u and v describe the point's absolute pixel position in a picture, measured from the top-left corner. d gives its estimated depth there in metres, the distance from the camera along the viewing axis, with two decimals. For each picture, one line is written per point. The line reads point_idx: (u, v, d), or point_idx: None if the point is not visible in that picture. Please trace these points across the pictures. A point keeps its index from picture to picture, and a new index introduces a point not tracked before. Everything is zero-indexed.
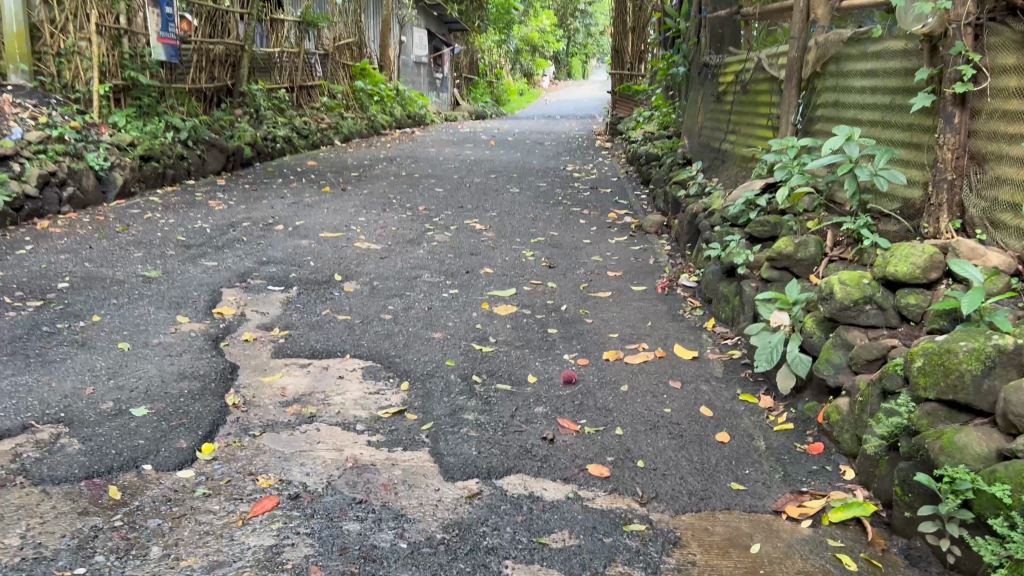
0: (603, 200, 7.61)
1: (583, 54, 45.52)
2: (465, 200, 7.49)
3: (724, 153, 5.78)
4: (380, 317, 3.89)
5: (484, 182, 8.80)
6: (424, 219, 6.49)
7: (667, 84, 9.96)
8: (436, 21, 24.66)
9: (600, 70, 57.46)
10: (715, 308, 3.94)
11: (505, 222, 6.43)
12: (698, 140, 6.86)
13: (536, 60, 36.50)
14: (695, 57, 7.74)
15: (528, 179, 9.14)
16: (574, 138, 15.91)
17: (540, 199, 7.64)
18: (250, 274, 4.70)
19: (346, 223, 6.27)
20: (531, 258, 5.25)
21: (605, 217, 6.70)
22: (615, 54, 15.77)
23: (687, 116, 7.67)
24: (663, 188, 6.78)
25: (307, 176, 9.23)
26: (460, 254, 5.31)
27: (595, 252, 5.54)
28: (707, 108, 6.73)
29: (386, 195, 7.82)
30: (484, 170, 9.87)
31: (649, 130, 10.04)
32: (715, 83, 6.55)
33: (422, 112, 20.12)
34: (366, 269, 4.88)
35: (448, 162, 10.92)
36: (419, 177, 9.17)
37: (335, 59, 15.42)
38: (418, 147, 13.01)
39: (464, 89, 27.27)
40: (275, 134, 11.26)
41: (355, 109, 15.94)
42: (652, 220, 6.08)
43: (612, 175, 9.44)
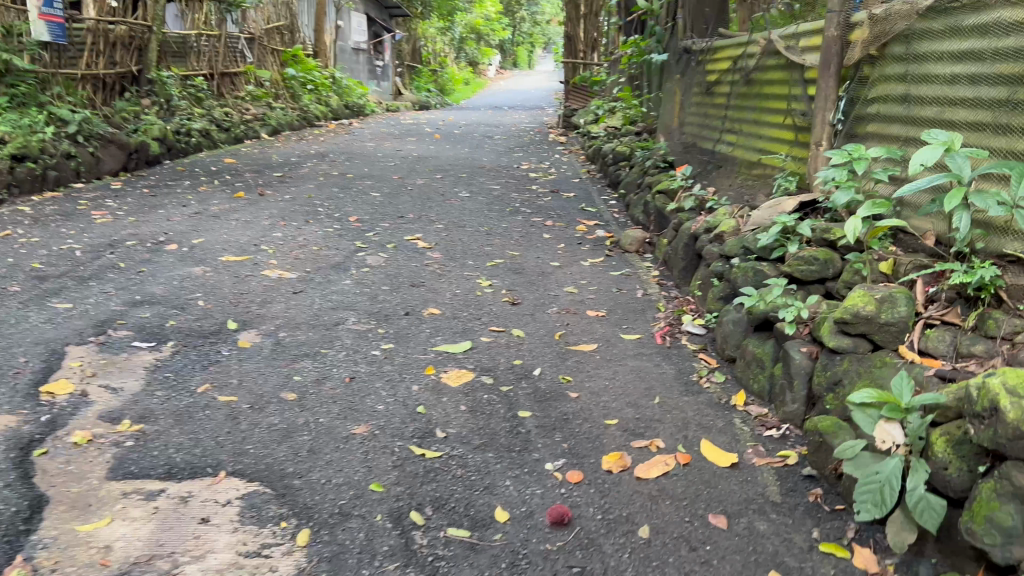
0: (567, 208, 6.56)
1: (529, 43, 44.41)
2: (405, 209, 6.35)
3: (722, 157, 4.77)
4: (280, 397, 2.76)
5: (427, 185, 7.67)
6: (356, 235, 5.36)
7: (631, 74, 8.95)
8: (375, 5, 23.28)
9: (546, 60, 56.47)
10: (743, 375, 2.93)
11: (454, 238, 5.32)
12: (680, 138, 5.87)
13: (482, 49, 35.38)
14: (671, 42, 6.74)
15: (478, 180, 8.04)
16: (526, 132, 14.88)
17: (494, 207, 6.56)
18: (113, 322, 3.52)
19: (257, 242, 5.10)
20: (488, 290, 4.16)
21: (573, 231, 5.65)
22: (568, 41, 14.74)
23: (663, 110, 6.66)
24: (641, 196, 5.75)
25: (221, 177, 7.97)
26: (397, 285, 4.20)
27: (567, 279, 4.48)
28: (691, 102, 5.73)
29: (312, 201, 6.65)
30: (428, 170, 8.73)
31: (612, 125, 9.01)
32: (702, 72, 5.55)
33: (361, 103, 18.79)
34: (273, 312, 3.74)
35: (388, 159, 9.75)
36: (354, 178, 8.01)
37: (262, 44, 14.04)
38: (355, 142, 11.80)
39: (406, 78, 26.02)
40: (190, 127, 9.92)
41: (285, 99, 14.60)
42: (632, 236, 5.04)
43: (573, 176, 8.39)
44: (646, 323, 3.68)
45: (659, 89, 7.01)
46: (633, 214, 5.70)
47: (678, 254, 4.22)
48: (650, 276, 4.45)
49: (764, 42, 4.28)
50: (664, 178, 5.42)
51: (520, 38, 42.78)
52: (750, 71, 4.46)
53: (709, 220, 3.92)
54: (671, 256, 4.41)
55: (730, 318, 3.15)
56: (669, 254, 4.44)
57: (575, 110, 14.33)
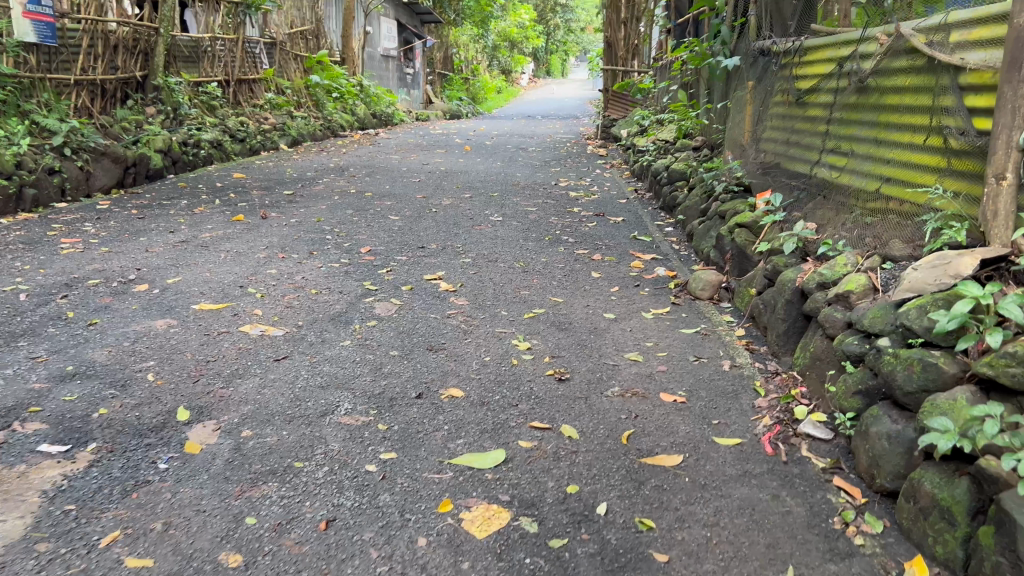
0: (616, 236, 5.60)
1: (563, 51, 43.46)
2: (428, 237, 5.43)
3: (823, 181, 3.81)
4: (218, 562, 1.83)
5: (455, 205, 6.75)
6: (366, 273, 4.44)
7: (685, 81, 7.95)
8: (405, 10, 22.47)
9: (581, 68, 55.50)
10: (915, 528, 1.96)
11: (484, 278, 4.39)
12: (757, 156, 4.91)
13: (515, 57, 34.54)
14: (740, 44, 5.77)
15: (513, 200, 7.11)
16: (562, 142, 13.97)
17: (531, 234, 5.62)
18: (23, 409, 2.61)
19: (245, 282, 4.19)
20: (526, 356, 3.22)
21: (626, 268, 4.69)
22: (608, 46, 13.74)
23: (731, 121, 5.70)
24: (711, 228, 4.78)
25: (225, 195, 7.13)
26: (411, 347, 3.27)
27: (627, 338, 3.53)
28: (772, 114, 4.77)
29: (321, 226, 5.74)
30: (456, 187, 7.82)
31: (662, 139, 8.03)
32: (787, 78, 4.59)
33: (388, 111, 17.96)
34: (243, 391, 2.82)
35: (413, 174, 8.86)
36: (374, 197, 7.13)
37: (284, 49, 13.23)
38: (378, 154, 10.95)
39: (437, 86, 25.27)
40: (198, 137, 9.11)
41: (308, 107, 13.78)
42: (704, 278, 4.08)
43: (618, 196, 7.42)
44: (742, 415, 2.72)
45: (724, 97, 6.04)
46: (701, 250, 4.74)
47: (775, 311, 3.26)
48: (734, 336, 3.49)
49: (888, 36, 3.32)
50: (742, 207, 4.46)
51: (554, 46, 41.93)
52: (864, 72, 3.49)
53: (825, 274, 2.95)
54: (762, 312, 3.45)
55: (882, 430, 2.18)
56: (758, 309, 3.48)
57: (615, 121, 13.33)
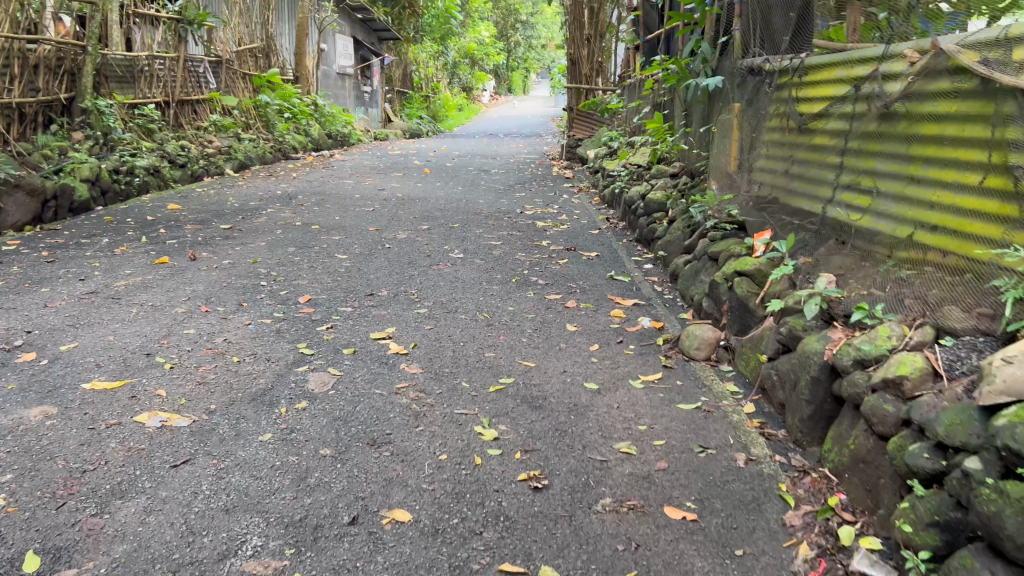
0: (592, 277, 5.00)
1: (524, 68, 43.07)
2: (378, 281, 4.78)
3: (841, 223, 3.24)
4: None
5: (410, 239, 6.10)
6: (302, 331, 3.77)
7: (659, 101, 7.43)
8: (362, 27, 21.79)
9: (542, 84, 55.23)
10: None
11: (442, 336, 3.75)
12: (750, 189, 4.34)
13: (476, 74, 34.04)
14: (723, 62, 5.24)
15: (476, 232, 6.48)
16: (526, 163, 13.39)
17: (495, 275, 5.00)
18: None
19: (154, 347, 3.50)
20: (493, 450, 2.59)
21: (606, 318, 4.08)
22: (571, 64, 13.21)
23: (714, 147, 5.15)
24: (701, 272, 4.20)
25: (153, 230, 6.40)
26: (349, 442, 2.62)
27: (615, 417, 2.91)
28: (766, 141, 4.23)
29: (257, 269, 5.06)
30: (413, 218, 7.17)
31: (635, 163, 7.47)
32: (782, 101, 4.05)
33: (344, 131, 17.25)
34: (122, 520, 2.14)
35: (367, 202, 8.19)
36: (323, 231, 6.45)
37: (231, 67, 12.49)
38: (330, 179, 10.27)
39: (396, 104, 24.63)
40: (132, 164, 8.36)
41: (257, 128, 13.04)
42: (699, 336, 3.49)
43: (590, 226, 6.84)
44: (772, 539, 2.12)
45: (705, 121, 5.50)
46: (691, 297, 4.15)
47: (796, 389, 2.67)
48: (744, 414, 2.89)
49: (919, 53, 2.78)
50: (738, 248, 3.88)
51: (515, 63, 41.54)
52: (889, 95, 2.94)
53: (863, 350, 2.37)
54: (777, 386, 2.86)
55: None
56: (772, 382, 2.89)
57: (580, 141, 12.78)
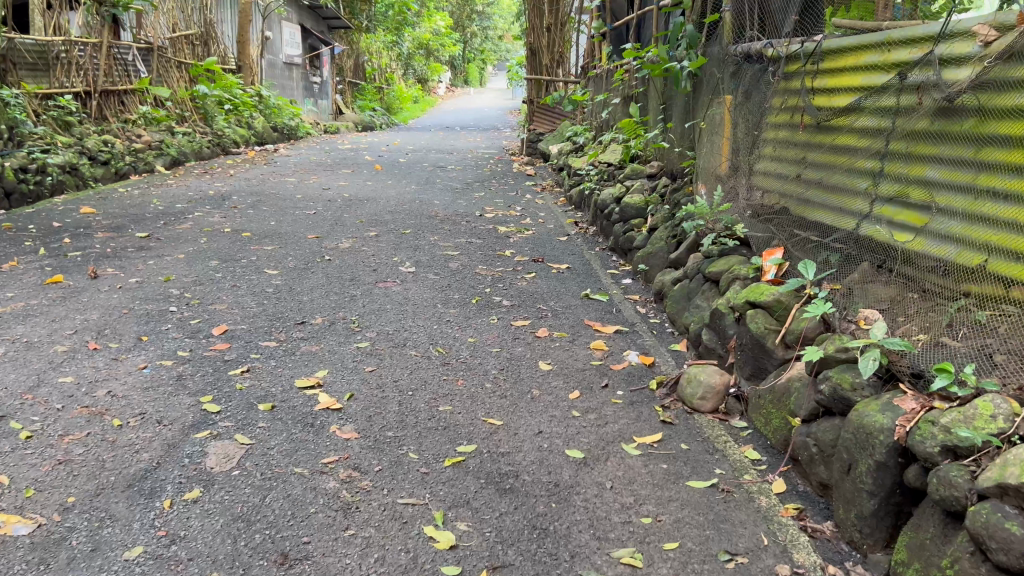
0: (564, 295, 4.32)
1: (481, 60, 42.28)
2: (312, 304, 4.05)
3: (881, 245, 2.61)
4: None
5: (353, 249, 5.37)
6: (211, 378, 3.03)
7: (630, 93, 6.79)
8: (311, 15, 20.84)
9: (499, 77, 54.47)
10: None
11: (385, 380, 3.04)
12: (751, 197, 3.70)
13: (432, 65, 33.21)
14: (709, 48, 4.59)
15: (429, 240, 5.76)
16: (485, 159, 12.70)
17: (451, 294, 4.30)
18: None
19: (13, 405, 2.74)
20: (449, 567, 1.90)
21: (584, 351, 3.41)
22: (531, 55, 12.52)
23: (703, 146, 4.50)
24: (697, 294, 3.55)
25: (57, 240, 5.58)
26: (250, 560, 1.91)
27: (608, 501, 2.23)
28: (769, 139, 3.59)
29: (169, 289, 4.29)
30: (360, 222, 6.43)
31: (605, 162, 6.83)
32: (789, 93, 3.41)
33: (291, 124, 16.38)
34: None
35: (310, 203, 7.43)
36: (255, 239, 5.69)
37: (164, 56, 11.56)
38: (272, 177, 9.46)
39: (348, 96, 23.75)
40: (43, 162, 7.48)
41: (194, 121, 12.13)
42: (704, 381, 2.83)
43: (557, 233, 6.17)
44: None
45: (689, 116, 4.85)
46: (686, 325, 3.49)
47: (849, 471, 2.01)
48: (774, 496, 2.24)
49: (1000, 31, 2.15)
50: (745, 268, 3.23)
51: (471, 55, 40.76)
52: (947, 84, 2.32)
53: (958, 433, 1.71)
54: (818, 460, 2.21)
55: None
56: (811, 455, 2.24)
57: (542, 136, 12.11)
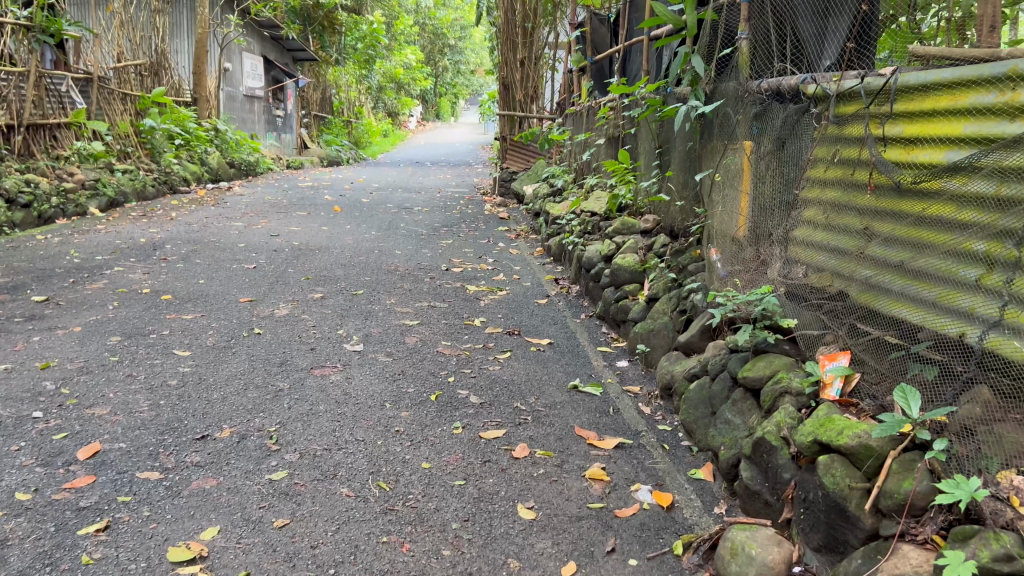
0: (546, 386, 3.46)
1: (453, 94, 41.73)
2: (223, 405, 3.15)
3: (1016, 366, 1.79)
4: None
5: (292, 319, 4.47)
6: (46, 545, 2.11)
7: (617, 133, 6.02)
8: (274, 46, 20.03)
9: (470, 110, 54.03)
10: None
11: (299, 546, 2.14)
12: (789, 273, 2.89)
13: (403, 99, 32.55)
14: (719, 84, 3.81)
15: (385, 305, 4.88)
16: (455, 198, 11.91)
17: (404, 386, 3.42)
18: None
19: None
20: None
21: (578, 483, 2.54)
22: (504, 90, 11.77)
23: (715, 201, 3.71)
24: (724, 403, 2.72)
25: None
26: None
27: None
28: (814, 197, 2.80)
29: (41, 380, 3.36)
30: (306, 280, 5.54)
31: (588, 211, 6.03)
32: (844, 142, 2.62)
33: (249, 160, 15.48)
34: None
35: (253, 255, 6.53)
36: (175, 304, 4.77)
37: (106, 88, 10.66)
38: (217, 220, 8.55)
39: (314, 130, 22.93)
40: None
41: (138, 157, 11.18)
42: (757, 556, 1.99)
43: (535, 294, 5.33)
44: None
45: (696, 164, 4.06)
46: (711, 445, 2.65)
47: None
48: None
49: None
50: (797, 376, 2.41)
51: (443, 89, 40.21)
52: None
53: None
54: None
55: None
56: None
57: (515, 175, 11.32)
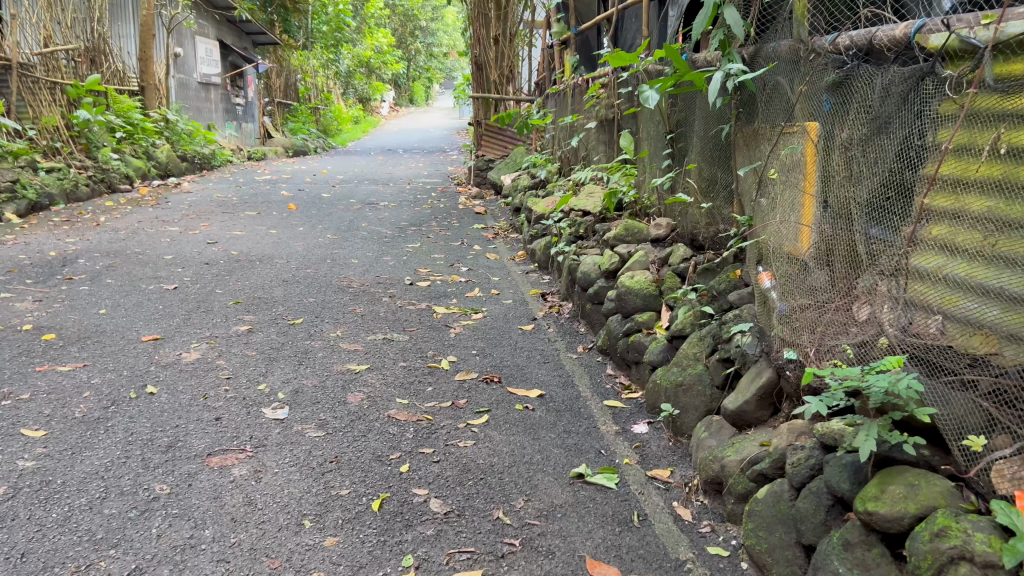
0: (538, 477, 2.45)
1: (426, 78, 40.47)
2: (57, 537, 2.10)
3: None
4: None
5: (202, 369, 3.41)
6: None
7: (613, 115, 4.99)
8: (231, 28, 18.74)
9: (444, 94, 52.66)
10: None
11: None
12: (903, 322, 1.90)
13: (374, 84, 31.26)
14: (764, 46, 2.79)
15: (327, 340, 3.84)
16: (427, 190, 10.84)
17: (337, 486, 2.38)
18: None
19: None
20: None
21: None
22: (476, 69, 10.69)
23: (765, 205, 2.71)
24: (825, 539, 1.72)
25: None
26: None
27: None
28: (952, 206, 1.81)
29: None
30: (235, 306, 4.48)
31: (579, 209, 5.01)
32: (1014, 122, 1.65)
33: (204, 152, 14.30)
34: None
35: (179, 270, 5.45)
36: (56, 348, 3.70)
37: (29, 76, 9.46)
38: (151, 226, 7.44)
39: (278, 118, 21.68)
40: None
41: (70, 153, 10.01)
42: None
43: (517, 317, 4.31)
44: None
45: (732, 153, 3.07)
46: None
47: None
48: None
49: None
50: (976, 527, 1.41)
51: (416, 73, 38.93)
52: None
53: None
54: None
55: None
56: None
57: (492, 163, 10.27)
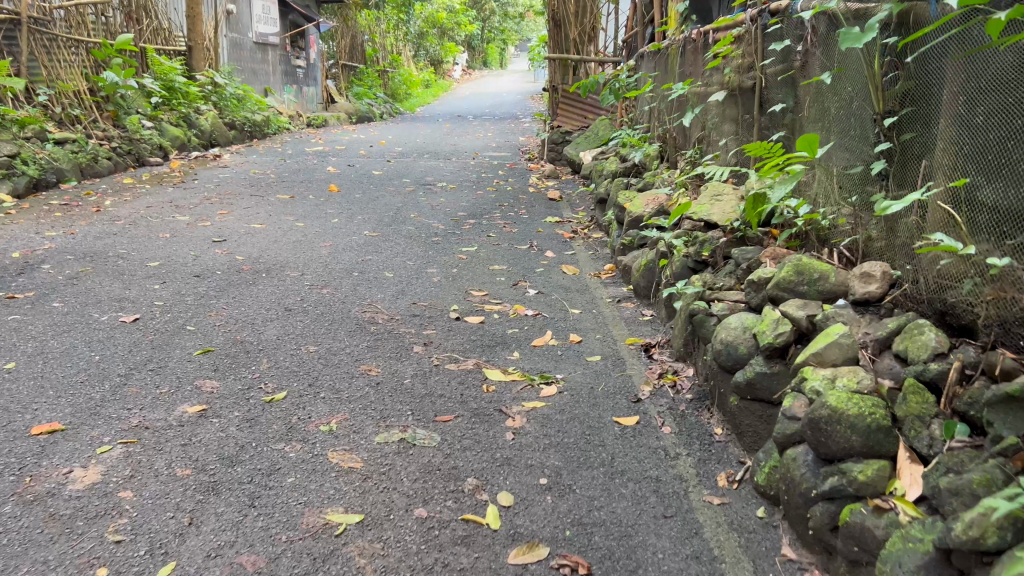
0: None
1: (501, 38, 38.72)
2: None
3: None
4: None
5: (86, 511, 2.03)
6: None
7: (758, 82, 3.42)
8: None
9: (520, 56, 50.85)
10: None
11: None
12: None
13: (447, 45, 29.73)
14: None
15: (310, 445, 2.40)
16: (494, 166, 9.34)
17: None
18: None
19: None
20: None
21: None
22: (554, 26, 9.11)
23: None
24: None
25: None
26: None
27: None
28: None
29: None
30: (200, 359, 3.08)
31: (700, 219, 3.46)
32: None
33: (255, 119, 13.06)
34: None
35: (157, 287, 4.11)
36: None
37: (44, 32, 8.27)
38: (157, 213, 6.14)
39: (344, 81, 20.41)
40: None
41: (91, 122, 8.82)
42: None
43: (611, 393, 2.81)
44: None
45: None
46: None
47: None
48: None
49: None
50: None
51: (490, 34, 37.19)
52: None
53: None
54: None
55: None
56: None
57: (570, 135, 8.70)
